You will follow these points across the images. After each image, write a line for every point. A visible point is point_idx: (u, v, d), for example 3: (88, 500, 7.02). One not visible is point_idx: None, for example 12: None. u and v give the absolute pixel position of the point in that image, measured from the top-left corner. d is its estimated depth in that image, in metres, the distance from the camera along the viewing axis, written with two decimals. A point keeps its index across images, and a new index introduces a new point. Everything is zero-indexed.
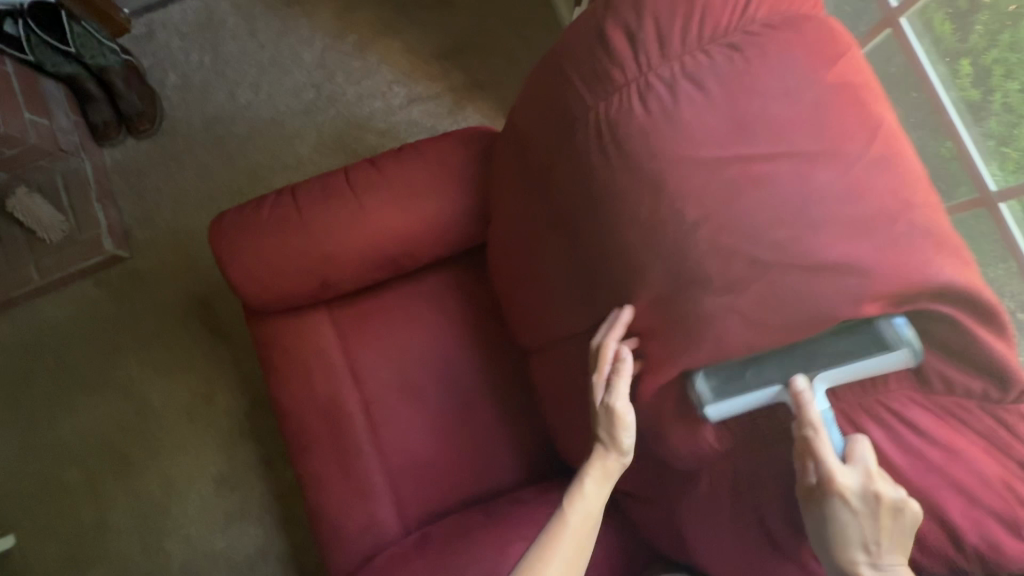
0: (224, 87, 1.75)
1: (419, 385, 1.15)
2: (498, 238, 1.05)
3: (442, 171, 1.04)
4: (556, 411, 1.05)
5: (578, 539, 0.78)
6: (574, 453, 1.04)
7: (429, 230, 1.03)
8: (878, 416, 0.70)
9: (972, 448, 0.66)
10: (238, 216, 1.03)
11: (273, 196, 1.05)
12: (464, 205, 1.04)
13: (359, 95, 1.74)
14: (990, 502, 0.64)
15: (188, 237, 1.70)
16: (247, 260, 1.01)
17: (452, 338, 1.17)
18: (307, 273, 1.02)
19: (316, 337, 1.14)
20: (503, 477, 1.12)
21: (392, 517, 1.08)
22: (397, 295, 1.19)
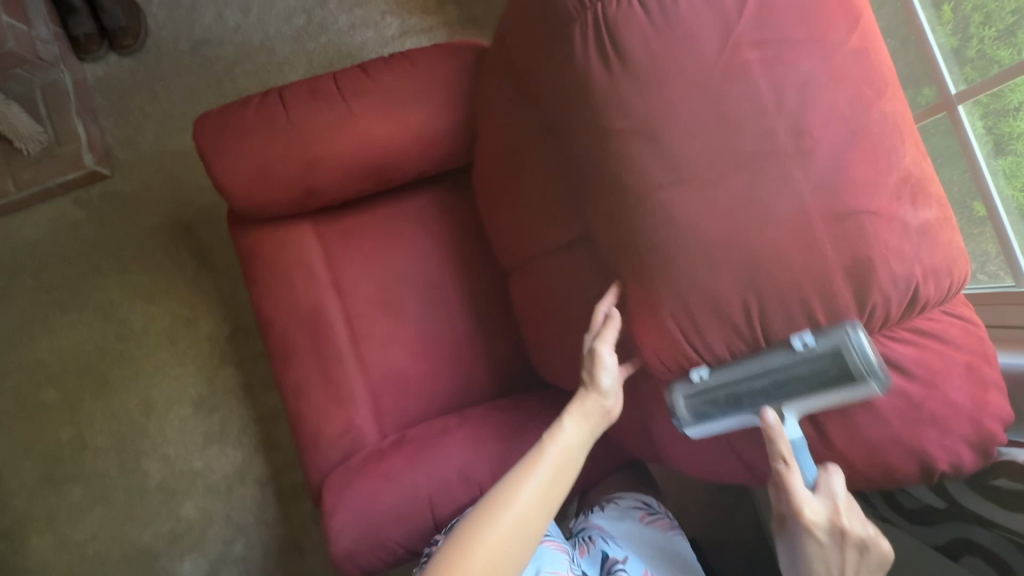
0: (212, 7, 1.70)
1: (401, 301, 1.17)
2: (484, 152, 1.05)
3: (432, 82, 1.04)
4: (533, 326, 1.08)
5: (556, 471, 0.76)
6: (548, 366, 1.07)
7: (417, 141, 1.03)
8: (867, 353, 0.71)
9: (949, 379, 0.70)
10: (224, 118, 1.02)
11: (258, 97, 1.04)
12: (452, 119, 1.04)
13: (351, 23, 1.70)
14: (958, 426, 0.71)
15: (172, 160, 1.68)
16: (233, 161, 1.00)
17: (435, 257, 1.18)
18: (293, 177, 1.01)
19: (299, 248, 1.14)
20: (480, 391, 1.15)
21: (371, 424, 1.11)
22: (382, 211, 1.19)
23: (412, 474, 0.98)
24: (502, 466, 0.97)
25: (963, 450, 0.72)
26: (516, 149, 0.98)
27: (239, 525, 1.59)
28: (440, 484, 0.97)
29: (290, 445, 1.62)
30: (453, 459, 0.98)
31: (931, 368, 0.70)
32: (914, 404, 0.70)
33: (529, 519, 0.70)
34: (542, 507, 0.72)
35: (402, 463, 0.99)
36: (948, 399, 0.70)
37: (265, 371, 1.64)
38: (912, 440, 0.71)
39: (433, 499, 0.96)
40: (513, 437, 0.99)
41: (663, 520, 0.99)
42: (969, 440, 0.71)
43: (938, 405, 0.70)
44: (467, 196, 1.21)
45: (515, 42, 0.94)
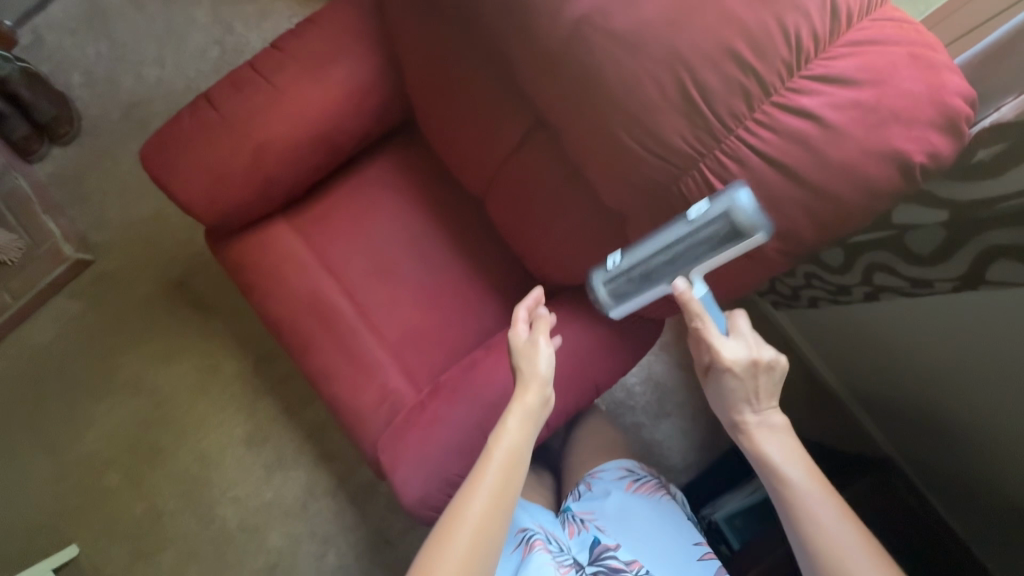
0: (130, 70, 1.71)
1: (393, 262, 1.18)
2: (413, 86, 1.06)
3: (345, 34, 1.04)
4: (519, 235, 1.08)
5: (505, 470, 0.79)
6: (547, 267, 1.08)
7: (349, 98, 1.04)
8: (802, 88, 0.71)
9: (899, 71, 0.69)
10: (162, 137, 1.03)
11: (187, 110, 1.04)
12: (376, 63, 1.05)
13: (263, 38, 1.71)
14: (927, 117, 0.69)
15: (145, 226, 1.71)
16: (189, 176, 1.02)
17: (411, 210, 1.20)
18: (249, 170, 1.03)
19: (280, 243, 1.16)
20: (496, 319, 1.16)
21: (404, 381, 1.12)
22: (345, 185, 1.21)
23: (458, 406, 1.01)
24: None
25: (940, 141, 0.70)
26: (445, 64, 0.99)
27: (325, 539, 1.62)
28: (483, 406, 1.01)
29: (347, 450, 1.65)
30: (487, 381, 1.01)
31: (875, 68, 0.69)
32: (869, 109, 0.69)
33: (483, 528, 0.74)
34: (496, 515, 0.76)
35: (446, 402, 1.02)
36: (903, 91, 0.68)
37: (300, 391, 1.67)
38: (904, 172, 0.71)
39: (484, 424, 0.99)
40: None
41: (648, 484, 1.15)
42: (944, 131, 0.70)
43: (894, 100, 0.68)
44: (419, 143, 1.22)
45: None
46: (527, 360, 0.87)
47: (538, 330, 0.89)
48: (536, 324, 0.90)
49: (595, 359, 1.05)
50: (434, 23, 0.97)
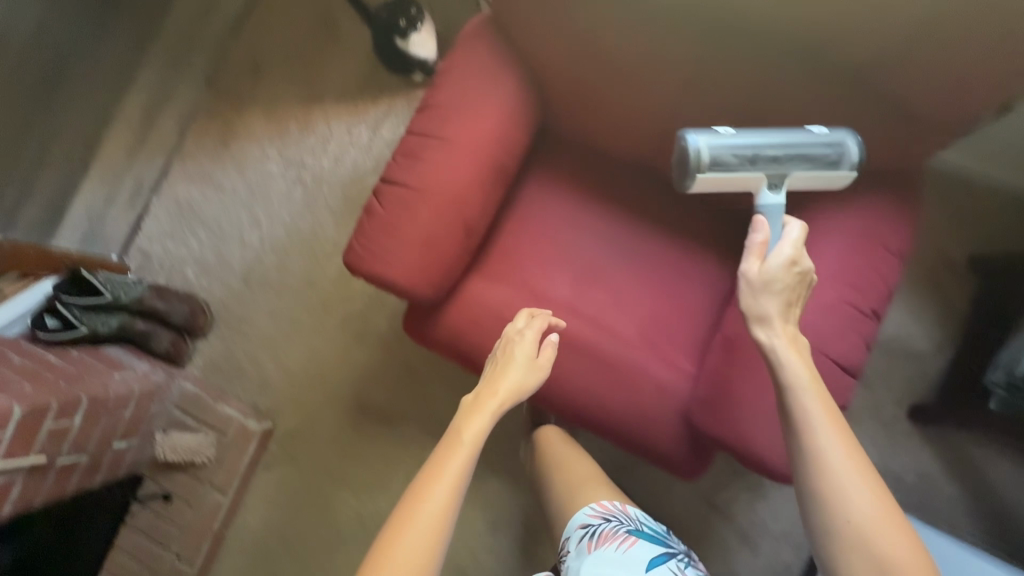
0: (233, 242, 1.79)
1: (602, 265, 1.13)
2: (565, 85, 1.06)
3: (484, 63, 1.03)
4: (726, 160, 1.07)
5: (442, 511, 0.79)
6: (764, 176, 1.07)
7: (515, 123, 1.04)
8: None
9: None
10: (359, 236, 1.03)
11: (370, 202, 1.04)
12: (524, 80, 1.05)
13: (334, 158, 1.78)
14: None
15: (305, 371, 1.72)
16: (404, 260, 1.02)
17: (591, 208, 1.15)
18: (454, 226, 1.03)
19: (494, 291, 1.12)
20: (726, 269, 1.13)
21: (679, 360, 1.10)
22: (521, 211, 1.15)
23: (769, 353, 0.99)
24: (829, 266, 1.02)
25: None
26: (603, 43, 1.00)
27: None
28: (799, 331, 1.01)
29: None
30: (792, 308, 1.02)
31: None
32: None
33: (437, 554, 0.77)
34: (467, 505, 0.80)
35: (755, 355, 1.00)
36: None
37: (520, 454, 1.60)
38: None
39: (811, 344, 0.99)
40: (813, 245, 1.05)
41: (607, 532, 1.02)
42: None
43: None
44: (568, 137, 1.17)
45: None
46: (501, 369, 0.93)
47: (507, 356, 0.94)
48: (511, 343, 0.95)
49: (875, 227, 1.03)
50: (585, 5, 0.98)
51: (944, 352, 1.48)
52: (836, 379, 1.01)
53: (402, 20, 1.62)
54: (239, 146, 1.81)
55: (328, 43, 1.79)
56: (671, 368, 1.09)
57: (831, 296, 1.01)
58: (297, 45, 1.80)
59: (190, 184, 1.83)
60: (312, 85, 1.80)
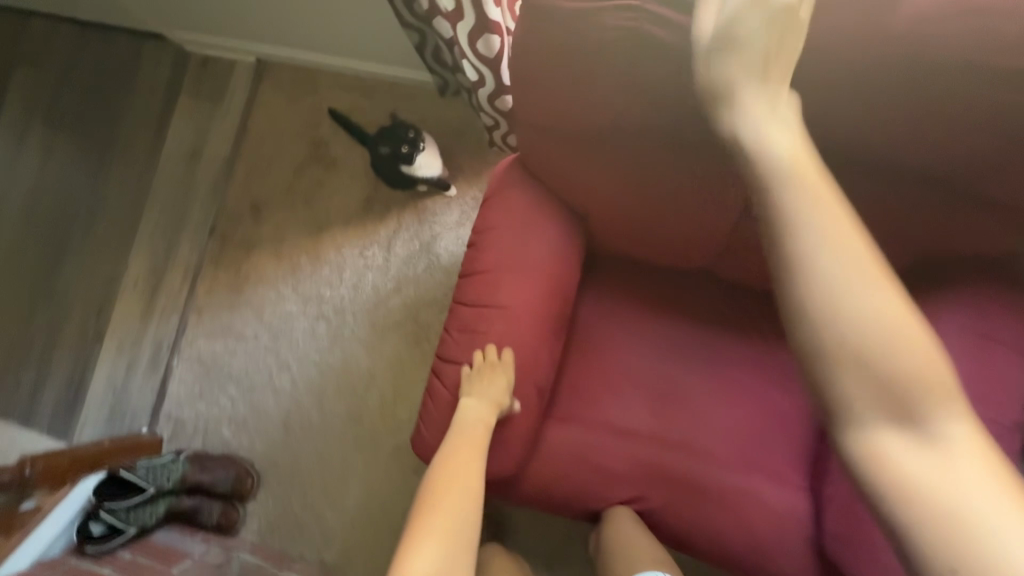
0: (265, 391, 1.70)
1: (685, 394, 1.05)
2: (609, 225, 0.96)
3: (522, 218, 0.94)
4: None
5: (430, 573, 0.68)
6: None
7: (566, 271, 0.96)
8: None
9: None
10: (426, 422, 0.98)
11: (430, 385, 0.99)
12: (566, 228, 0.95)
13: (352, 284, 1.71)
14: None
15: (368, 514, 1.60)
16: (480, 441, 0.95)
17: (661, 334, 1.08)
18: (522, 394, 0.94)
19: (574, 440, 1.02)
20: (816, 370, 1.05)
21: (788, 477, 1.01)
22: (585, 348, 1.09)
23: None
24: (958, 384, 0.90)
25: None
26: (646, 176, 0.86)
27: None
28: None
29: None
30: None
31: None
32: None
33: None
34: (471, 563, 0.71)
35: None
36: None
37: None
38: None
39: None
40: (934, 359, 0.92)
41: None
42: None
43: None
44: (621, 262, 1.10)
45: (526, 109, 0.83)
46: (486, 383, 0.90)
47: (493, 373, 0.91)
48: (496, 367, 0.91)
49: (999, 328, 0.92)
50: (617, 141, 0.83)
51: None
52: None
53: (401, 146, 1.57)
54: (254, 291, 1.76)
55: (325, 170, 1.75)
56: (782, 488, 0.99)
57: None
58: (294, 179, 1.77)
59: (209, 340, 1.76)
60: (316, 216, 1.75)
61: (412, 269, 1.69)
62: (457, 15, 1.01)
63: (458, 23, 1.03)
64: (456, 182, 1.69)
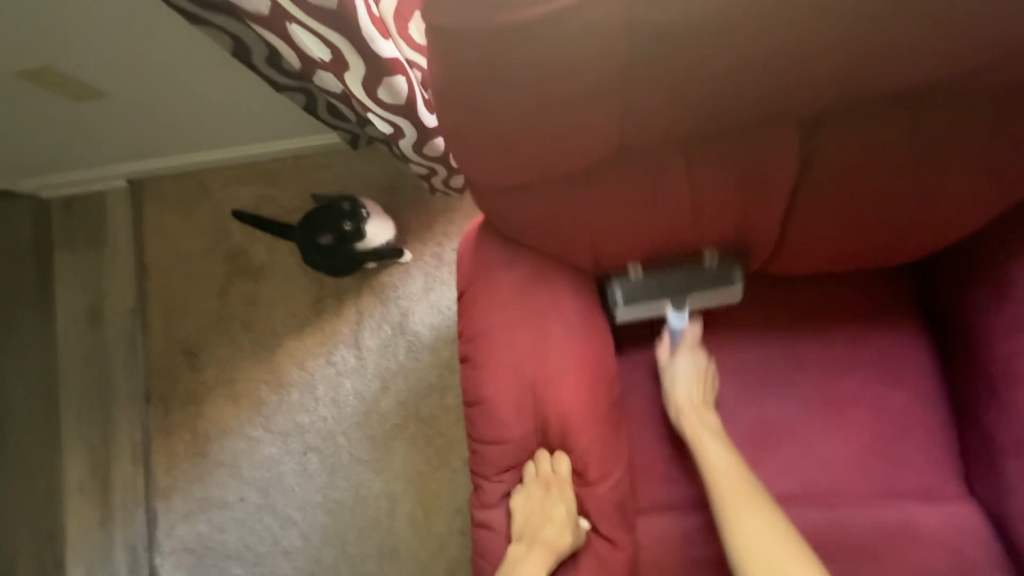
0: (275, 557, 1.42)
1: (782, 430, 0.83)
2: (631, 262, 0.73)
3: (518, 308, 0.69)
4: (894, 248, 0.74)
5: None
6: (943, 235, 0.72)
7: (597, 352, 0.71)
8: None
9: None
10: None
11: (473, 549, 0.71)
12: (576, 300, 0.71)
13: (330, 400, 1.43)
14: None
15: None
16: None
17: (723, 365, 0.85)
18: (602, 521, 0.70)
19: (676, 536, 0.79)
20: (916, 348, 0.84)
21: (938, 486, 0.80)
22: (641, 420, 0.85)
23: None
24: None
25: None
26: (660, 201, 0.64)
27: None
28: None
29: None
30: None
31: None
32: None
33: None
34: None
35: None
36: None
37: None
38: None
39: None
40: None
41: None
42: None
43: None
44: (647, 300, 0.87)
45: (481, 170, 0.60)
46: (539, 515, 0.67)
47: (547, 497, 0.68)
48: (551, 486, 0.69)
49: None
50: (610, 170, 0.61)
51: None
52: None
53: (342, 225, 1.27)
54: (220, 447, 1.46)
55: (254, 284, 1.47)
56: (940, 503, 0.78)
57: None
58: (222, 305, 1.48)
59: (189, 520, 1.46)
60: (262, 338, 1.46)
61: (391, 361, 1.42)
62: (340, 65, 0.76)
63: (345, 72, 0.77)
64: (408, 245, 1.42)
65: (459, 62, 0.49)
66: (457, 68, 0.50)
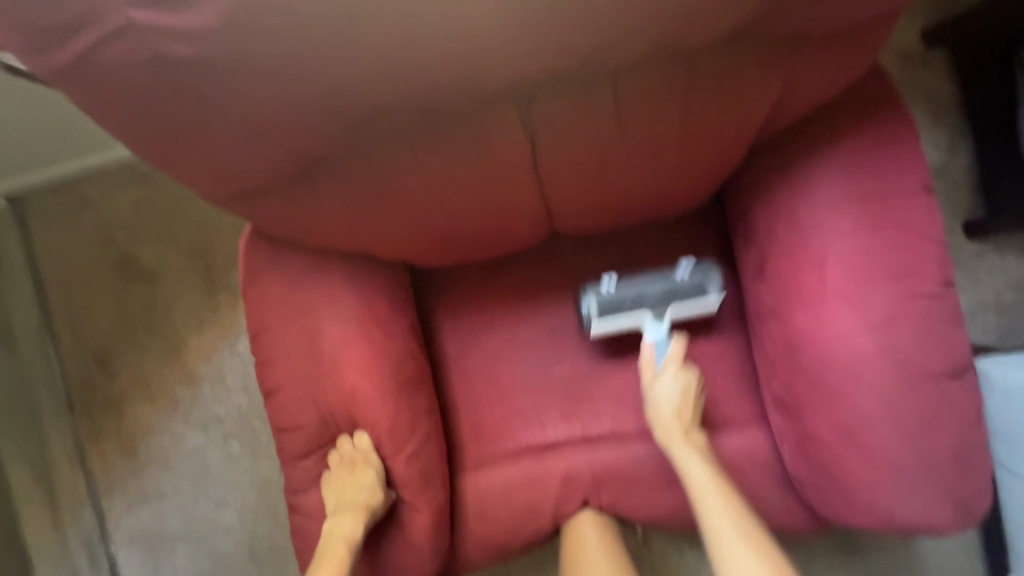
0: (217, 535, 1.53)
1: (594, 377, 0.88)
2: (403, 251, 0.75)
3: (292, 300, 0.72)
4: (658, 202, 0.75)
5: None
6: (702, 187, 0.74)
7: (380, 336, 0.74)
8: None
9: None
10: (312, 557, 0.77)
11: (304, 524, 0.77)
12: (348, 289, 0.73)
13: (241, 389, 1.49)
14: None
15: None
16: (386, 555, 0.78)
17: (536, 325, 0.89)
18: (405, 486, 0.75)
19: (499, 489, 0.85)
20: (718, 292, 0.87)
21: (736, 415, 0.84)
22: (465, 384, 0.90)
23: (851, 426, 0.64)
24: (853, 262, 0.63)
25: None
26: (391, 193, 0.65)
27: None
28: (855, 366, 0.63)
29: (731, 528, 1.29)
30: (833, 333, 0.64)
31: None
32: None
33: None
34: None
35: (837, 434, 0.65)
36: None
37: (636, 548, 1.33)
38: None
39: (892, 384, 0.62)
40: (812, 241, 0.65)
41: None
42: None
43: None
44: (462, 272, 0.90)
45: (193, 181, 0.62)
46: (348, 490, 0.73)
47: (353, 473, 0.73)
48: (356, 462, 0.74)
49: (872, 167, 0.65)
50: (327, 175, 0.63)
51: (960, 153, 1.17)
52: (956, 402, 0.62)
53: None
54: (149, 442, 1.54)
55: (150, 287, 1.50)
56: (733, 430, 0.82)
57: (868, 299, 0.63)
58: (123, 311, 1.51)
59: (133, 511, 1.56)
60: (167, 338, 1.51)
61: None
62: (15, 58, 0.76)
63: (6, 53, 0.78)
64: None
65: (84, 93, 0.52)
66: (90, 103, 0.53)
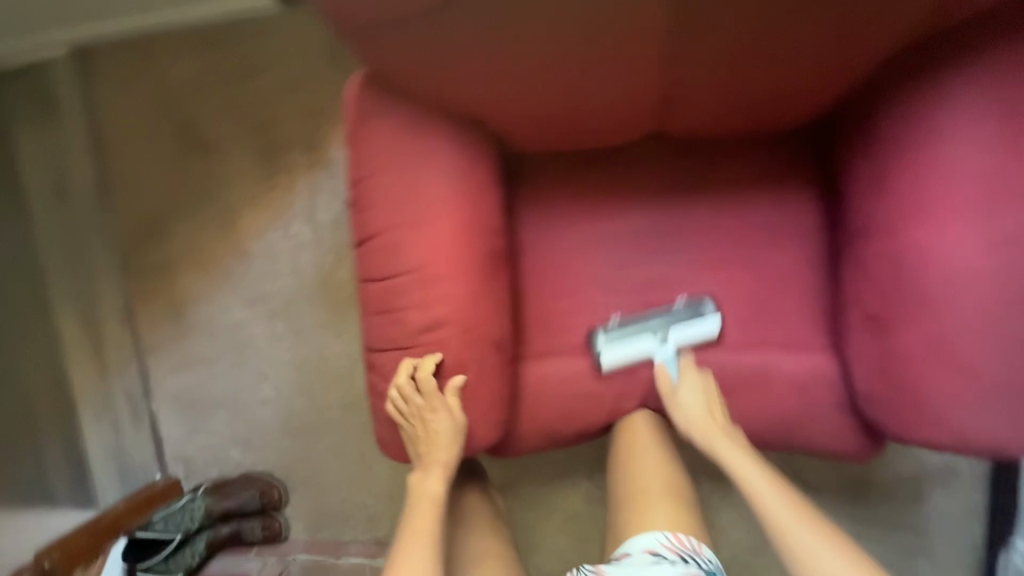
0: (254, 406, 1.60)
1: (667, 284, 0.88)
2: (520, 126, 0.75)
3: (397, 153, 0.72)
4: (786, 113, 0.77)
5: None
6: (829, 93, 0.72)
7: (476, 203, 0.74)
8: None
9: None
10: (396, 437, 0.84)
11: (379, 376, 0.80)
12: (452, 152, 0.72)
13: (290, 270, 1.52)
14: None
15: (397, 487, 1.54)
16: None
17: (617, 226, 0.89)
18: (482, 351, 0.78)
19: (561, 376, 0.88)
20: (806, 215, 0.86)
21: (804, 341, 0.85)
22: (539, 274, 0.91)
23: (941, 341, 0.68)
24: (981, 185, 0.65)
25: None
26: (538, 57, 0.66)
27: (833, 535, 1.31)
28: (959, 285, 0.66)
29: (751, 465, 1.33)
30: (942, 252, 0.67)
31: None
32: None
33: None
34: None
35: (925, 349, 0.69)
36: None
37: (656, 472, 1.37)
38: None
39: (995, 306, 0.65)
40: (942, 163, 0.67)
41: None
42: None
43: None
44: (549, 162, 0.89)
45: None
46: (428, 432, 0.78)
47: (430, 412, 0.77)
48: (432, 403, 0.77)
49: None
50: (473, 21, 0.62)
51: None
52: None
53: None
54: (196, 310, 1.58)
55: (209, 158, 1.50)
56: (799, 354, 0.84)
57: (988, 222, 0.65)
58: (180, 178, 1.52)
59: (176, 373, 1.63)
60: (221, 211, 1.52)
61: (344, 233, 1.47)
62: None
63: None
64: None
65: None
66: None
